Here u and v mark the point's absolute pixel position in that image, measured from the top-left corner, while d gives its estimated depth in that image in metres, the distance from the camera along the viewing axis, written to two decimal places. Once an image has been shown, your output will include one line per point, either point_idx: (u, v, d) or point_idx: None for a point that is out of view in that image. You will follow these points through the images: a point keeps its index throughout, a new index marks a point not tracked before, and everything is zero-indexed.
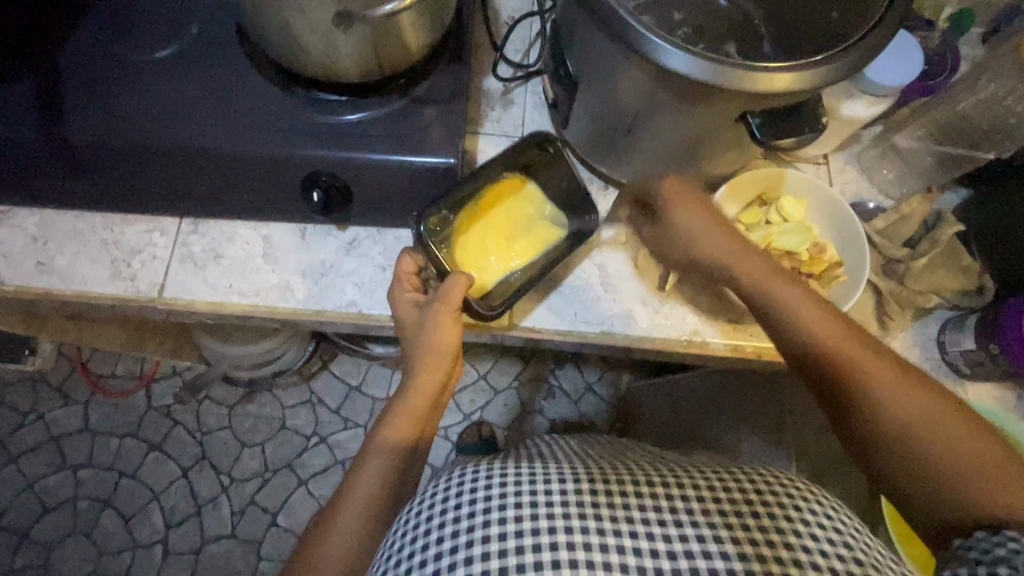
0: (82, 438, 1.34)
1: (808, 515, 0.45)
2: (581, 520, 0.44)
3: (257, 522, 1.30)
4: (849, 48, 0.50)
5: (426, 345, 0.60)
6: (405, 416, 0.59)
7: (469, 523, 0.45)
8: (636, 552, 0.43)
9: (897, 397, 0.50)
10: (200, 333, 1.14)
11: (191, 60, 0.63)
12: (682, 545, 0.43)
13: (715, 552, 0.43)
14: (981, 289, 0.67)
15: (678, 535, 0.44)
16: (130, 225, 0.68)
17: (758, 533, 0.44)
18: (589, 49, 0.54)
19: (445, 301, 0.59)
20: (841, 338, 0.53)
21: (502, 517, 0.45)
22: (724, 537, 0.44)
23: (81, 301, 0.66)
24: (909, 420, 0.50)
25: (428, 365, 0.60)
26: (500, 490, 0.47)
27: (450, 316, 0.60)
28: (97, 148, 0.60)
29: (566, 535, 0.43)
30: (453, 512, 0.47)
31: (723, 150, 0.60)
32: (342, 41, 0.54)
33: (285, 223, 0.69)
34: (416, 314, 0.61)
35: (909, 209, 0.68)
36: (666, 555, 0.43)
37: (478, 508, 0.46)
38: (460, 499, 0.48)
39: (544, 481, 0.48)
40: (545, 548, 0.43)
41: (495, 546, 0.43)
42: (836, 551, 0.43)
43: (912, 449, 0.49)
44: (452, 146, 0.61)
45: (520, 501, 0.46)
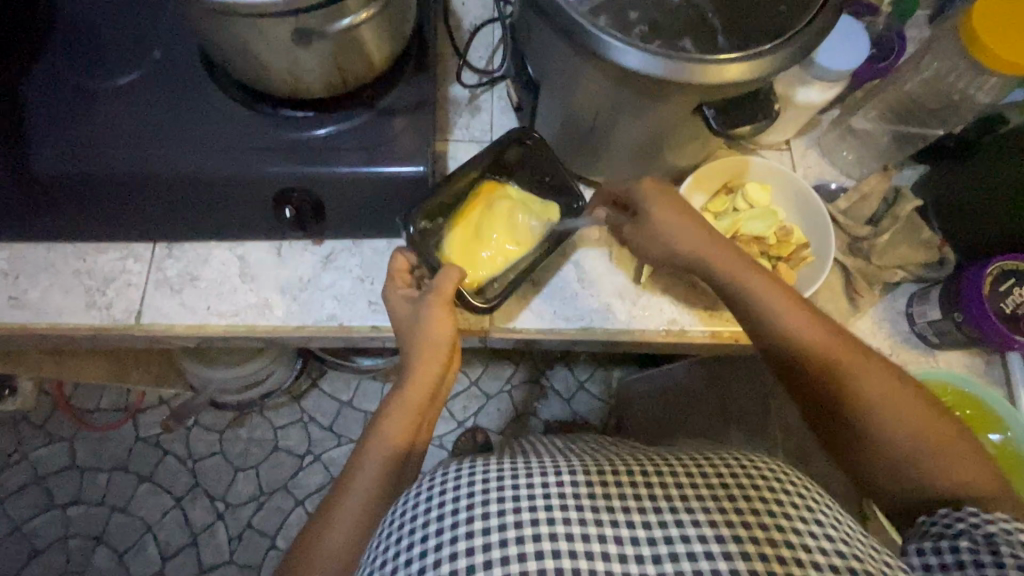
0: (70, 475, 1.31)
1: (781, 496, 0.47)
2: (563, 511, 0.45)
3: (256, 546, 1.28)
4: (794, 36, 0.52)
5: (422, 339, 0.60)
6: (400, 416, 0.59)
7: (454, 519, 0.46)
8: (618, 540, 0.44)
9: (860, 379, 0.52)
10: (184, 358, 1.13)
11: (155, 84, 0.63)
12: (661, 531, 0.44)
13: (693, 535, 0.44)
14: (941, 261, 0.69)
15: (658, 521, 0.45)
16: (103, 254, 0.68)
17: (734, 515, 0.45)
18: (547, 52, 0.56)
19: (441, 298, 0.60)
20: (812, 323, 0.55)
21: (486, 512, 0.45)
22: (702, 521, 0.45)
23: (56, 334, 0.66)
24: (876, 397, 0.51)
25: (426, 361, 0.60)
26: (483, 487, 0.48)
27: (446, 311, 0.60)
28: (65, 178, 0.60)
29: (549, 526, 0.44)
30: (437, 509, 0.47)
31: (685, 142, 0.61)
32: (304, 57, 0.54)
33: (261, 241, 0.69)
34: (411, 308, 0.61)
35: (870, 187, 0.70)
36: (646, 541, 0.44)
37: (462, 505, 0.47)
38: (445, 497, 0.48)
39: (526, 475, 0.48)
40: (529, 540, 0.43)
41: (479, 540, 0.44)
42: (808, 529, 0.44)
43: (877, 428, 0.51)
44: (421, 154, 0.62)
45: (503, 495, 0.46)
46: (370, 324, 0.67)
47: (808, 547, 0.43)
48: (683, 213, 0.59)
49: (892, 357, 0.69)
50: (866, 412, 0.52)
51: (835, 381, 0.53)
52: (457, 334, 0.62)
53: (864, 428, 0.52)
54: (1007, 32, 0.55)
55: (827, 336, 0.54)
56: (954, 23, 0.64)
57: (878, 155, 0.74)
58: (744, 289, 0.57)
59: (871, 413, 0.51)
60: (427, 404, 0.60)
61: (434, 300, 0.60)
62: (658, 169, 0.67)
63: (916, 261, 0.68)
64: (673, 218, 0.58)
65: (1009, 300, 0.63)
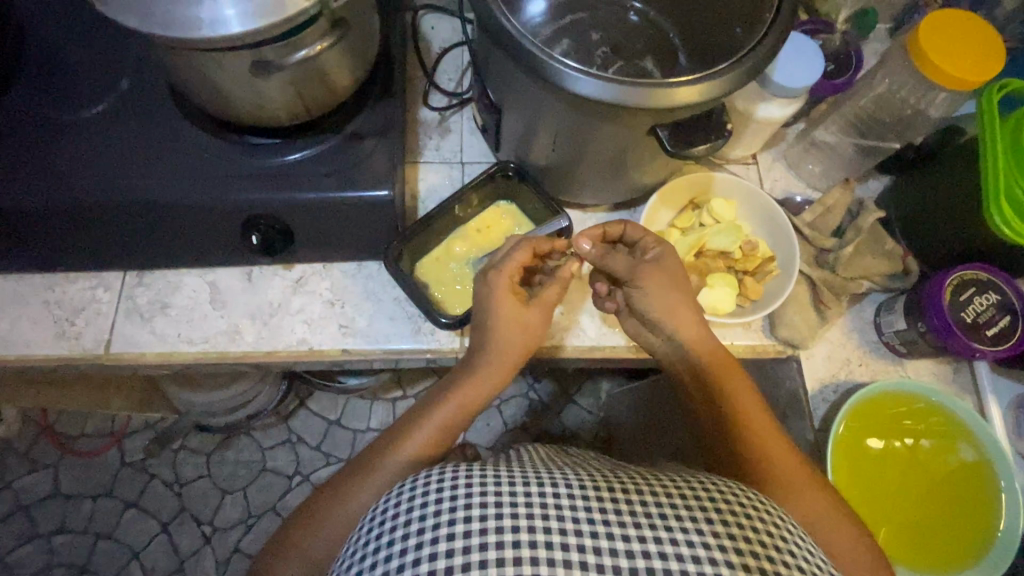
0: (53, 503, 1.30)
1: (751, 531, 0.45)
2: (529, 535, 0.44)
3: (243, 571, 1.27)
4: (743, 58, 0.53)
5: (503, 340, 0.60)
6: (437, 421, 0.58)
7: (418, 540, 0.44)
8: (596, 550, 0.43)
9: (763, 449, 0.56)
10: (166, 382, 1.13)
11: (121, 116, 0.64)
12: (640, 546, 0.43)
13: (660, 567, 0.42)
14: (906, 270, 0.69)
15: (626, 550, 0.43)
16: (74, 282, 0.68)
17: (704, 549, 0.43)
18: (504, 78, 0.57)
19: (562, 289, 0.62)
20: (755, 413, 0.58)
21: (451, 534, 0.44)
22: (670, 554, 0.43)
23: (28, 365, 0.65)
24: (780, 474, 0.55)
25: (486, 372, 0.60)
26: (469, 493, 0.47)
27: (556, 296, 0.62)
28: (33, 211, 0.60)
29: (529, 535, 0.44)
30: (419, 511, 0.47)
31: (647, 162, 0.62)
32: (265, 88, 0.55)
33: (234, 266, 0.69)
34: (516, 307, 0.60)
35: (834, 200, 0.72)
36: (624, 553, 0.43)
37: (428, 525, 0.45)
38: (430, 498, 0.47)
39: (513, 484, 0.48)
40: (508, 546, 0.43)
41: (460, 543, 0.43)
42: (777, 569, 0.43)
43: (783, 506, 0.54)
44: (387, 178, 0.63)
45: (487, 503, 0.46)
46: (341, 347, 0.68)
47: None
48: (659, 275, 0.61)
49: (861, 367, 0.69)
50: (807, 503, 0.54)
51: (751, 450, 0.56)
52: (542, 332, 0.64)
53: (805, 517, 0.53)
54: (950, 49, 0.57)
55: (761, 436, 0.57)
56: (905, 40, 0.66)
57: (841, 167, 0.75)
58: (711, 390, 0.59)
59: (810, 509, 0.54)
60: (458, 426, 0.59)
61: (557, 289, 0.62)
62: (623, 188, 0.68)
63: (881, 272, 0.69)
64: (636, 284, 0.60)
65: (970, 309, 0.64)
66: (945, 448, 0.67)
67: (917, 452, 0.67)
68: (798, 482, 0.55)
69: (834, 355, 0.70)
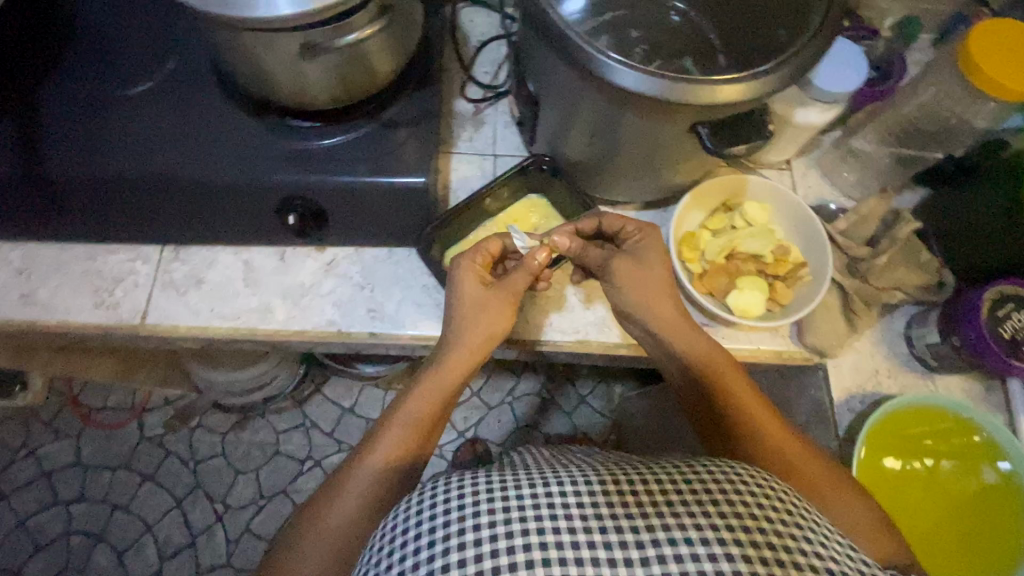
0: (74, 472, 1.33)
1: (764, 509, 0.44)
2: (540, 537, 0.42)
3: (253, 550, 1.29)
4: (789, 58, 0.52)
5: (470, 331, 0.61)
6: (407, 423, 0.58)
7: (429, 554, 0.43)
8: (607, 545, 0.42)
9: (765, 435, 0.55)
10: (189, 359, 1.15)
11: (167, 94, 0.66)
12: (649, 535, 0.42)
13: (673, 555, 0.41)
14: (942, 283, 0.68)
15: (636, 541, 0.42)
16: (114, 254, 0.70)
17: (712, 532, 0.42)
18: (546, 70, 0.57)
19: (524, 275, 0.62)
20: (752, 404, 0.57)
21: (462, 544, 0.43)
22: (680, 539, 0.42)
23: (65, 331, 0.67)
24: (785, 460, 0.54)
25: (453, 364, 0.60)
26: (475, 499, 0.46)
27: (523, 285, 0.62)
28: (79, 182, 0.62)
29: (539, 536, 0.42)
30: (428, 523, 0.45)
31: (683, 161, 0.62)
32: (310, 71, 0.56)
33: (267, 246, 0.71)
34: (475, 298, 0.61)
35: (869, 209, 0.70)
36: (634, 544, 0.42)
37: (438, 537, 0.44)
38: (437, 510, 0.46)
39: (518, 486, 0.47)
40: (520, 551, 0.42)
41: (471, 552, 0.42)
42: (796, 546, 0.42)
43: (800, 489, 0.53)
44: (422, 166, 0.63)
45: (494, 507, 0.45)
46: (368, 330, 0.69)
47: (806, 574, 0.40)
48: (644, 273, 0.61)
49: (889, 379, 0.68)
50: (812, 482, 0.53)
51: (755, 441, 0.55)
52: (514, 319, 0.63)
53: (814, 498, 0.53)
54: (1002, 58, 0.55)
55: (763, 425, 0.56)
56: (953, 49, 0.65)
57: (878, 177, 0.74)
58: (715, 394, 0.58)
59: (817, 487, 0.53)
60: (431, 420, 0.59)
61: (519, 274, 0.62)
62: (655, 186, 0.68)
63: (915, 284, 0.68)
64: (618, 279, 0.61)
65: (1009, 325, 0.62)
66: (966, 470, 0.66)
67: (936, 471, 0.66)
68: (804, 466, 0.54)
69: (862, 366, 0.69)
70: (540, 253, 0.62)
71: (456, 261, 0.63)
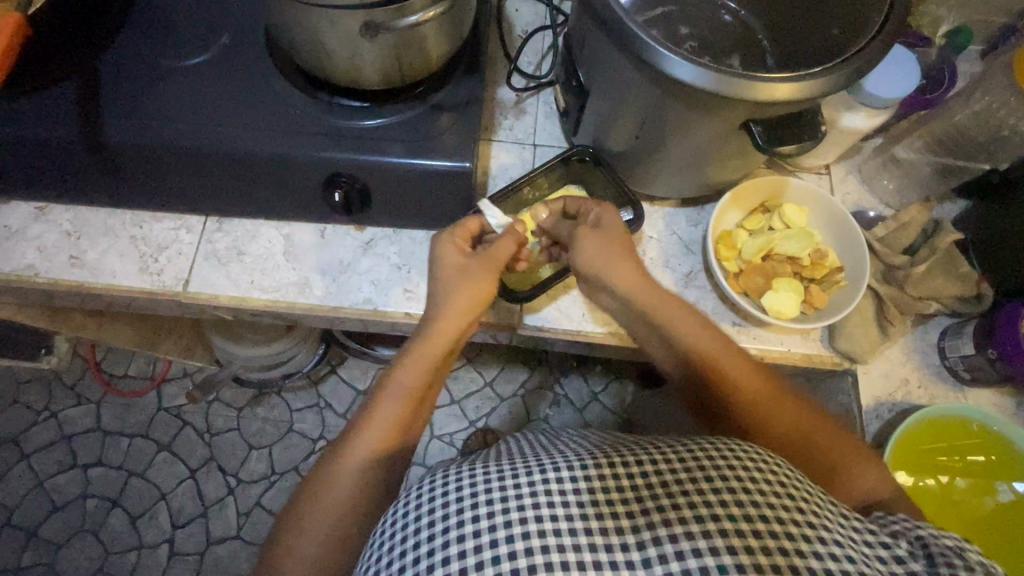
0: (94, 436, 1.36)
1: (760, 484, 0.45)
2: (537, 524, 0.43)
3: (263, 524, 1.31)
4: (846, 59, 0.52)
5: (450, 303, 0.61)
6: (394, 401, 0.58)
7: (429, 547, 0.44)
8: (603, 530, 0.43)
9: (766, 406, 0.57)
10: (214, 332, 1.17)
11: (221, 67, 0.67)
12: (644, 519, 0.43)
13: (666, 537, 0.42)
14: (980, 296, 0.68)
15: (631, 526, 0.43)
16: (158, 223, 0.71)
17: (706, 511, 0.43)
18: (599, 59, 0.57)
19: (506, 245, 0.62)
20: (751, 382, 0.58)
21: (460, 536, 0.44)
22: (675, 521, 0.43)
23: (108, 295, 0.69)
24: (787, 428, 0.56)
25: (438, 336, 0.61)
26: (473, 491, 0.47)
27: (506, 254, 0.62)
28: (132, 149, 0.63)
29: (537, 524, 0.43)
30: (428, 517, 0.47)
31: (727, 158, 0.62)
32: (366, 49, 0.57)
33: (306, 223, 0.72)
34: (453, 270, 0.61)
35: (910, 217, 0.70)
36: (630, 529, 0.43)
37: (437, 531, 0.45)
38: (436, 504, 0.48)
39: (514, 475, 0.48)
40: (518, 538, 0.43)
41: (470, 543, 0.43)
42: (793, 520, 0.42)
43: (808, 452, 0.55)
44: (467, 150, 0.64)
45: (492, 497, 0.46)
46: (403, 310, 0.70)
47: (802, 552, 0.41)
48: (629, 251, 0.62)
49: (918, 389, 0.68)
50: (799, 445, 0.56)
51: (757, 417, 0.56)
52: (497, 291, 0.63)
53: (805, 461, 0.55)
54: None
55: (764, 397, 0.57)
56: (1008, 60, 0.64)
57: (918, 186, 0.74)
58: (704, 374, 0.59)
59: (805, 445, 0.56)
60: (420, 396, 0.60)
61: (501, 245, 0.62)
62: (695, 182, 0.68)
63: (952, 295, 0.68)
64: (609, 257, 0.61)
65: None
66: (984, 489, 0.66)
67: (953, 491, 0.66)
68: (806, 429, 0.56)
69: (892, 373, 0.68)
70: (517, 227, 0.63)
71: (434, 241, 0.64)
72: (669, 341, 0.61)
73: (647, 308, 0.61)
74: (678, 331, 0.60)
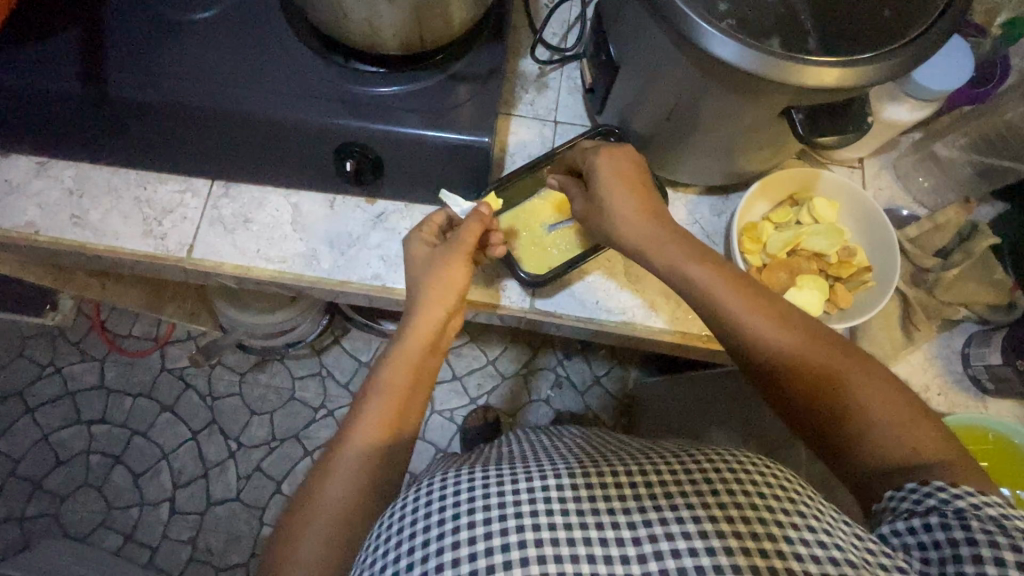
0: (99, 394, 1.37)
1: (771, 500, 0.43)
2: (535, 533, 0.42)
3: (262, 488, 1.32)
4: (902, 46, 0.48)
5: (428, 282, 0.60)
6: (382, 395, 0.56)
7: (423, 553, 0.43)
8: (603, 540, 0.42)
9: (798, 358, 0.51)
10: (219, 298, 1.15)
11: (232, 23, 0.63)
12: (646, 530, 0.42)
13: (667, 551, 0.41)
14: (1012, 304, 0.65)
15: (632, 537, 0.42)
16: (163, 184, 0.69)
17: (709, 525, 0.42)
18: (633, 33, 0.54)
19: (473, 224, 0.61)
20: (786, 339, 0.52)
21: (455, 542, 0.42)
22: (676, 535, 0.42)
23: (110, 256, 0.67)
24: (824, 380, 0.50)
25: (420, 319, 0.59)
26: (469, 496, 0.45)
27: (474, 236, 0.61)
28: (137, 105, 0.60)
29: (533, 533, 0.42)
30: (422, 521, 0.45)
31: (761, 146, 0.59)
32: (386, 10, 0.53)
33: (314, 192, 0.69)
34: (426, 255, 0.61)
35: (945, 219, 0.67)
36: (631, 541, 0.42)
37: (432, 536, 0.44)
38: (428, 509, 0.46)
39: (511, 482, 0.46)
40: (514, 548, 0.42)
41: (465, 550, 0.42)
42: (802, 538, 0.41)
43: (857, 412, 0.49)
44: (487, 124, 0.61)
45: (487, 503, 0.44)
46: None
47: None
48: (643, 203, 0.58)
49: (938, 397, 0.66)
50: (842, 395, 0.50)
51: (791, 376, 0.51)
52: (469, 270, 0.62)
53: (844, 411, 0.49)
54: None
55: (803, 349, 0.52)
56: None
57: (957, 186, 0.70)
58: (723, 327, 0.54)
59: (856, 411, 0.49)
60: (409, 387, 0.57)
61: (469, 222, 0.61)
62: (724, 171, 0.65)
63: (983, 302, 0.65)
64: (614, 215, 0.58)
65: None
66: None
67: None
68: (853, 390, 0.50)
69: (912, 379, 0.66)
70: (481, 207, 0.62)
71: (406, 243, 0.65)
72: (690, 295, 0.56)
73: (665, 269, 0.57)
74: (696, 274, 0.55)
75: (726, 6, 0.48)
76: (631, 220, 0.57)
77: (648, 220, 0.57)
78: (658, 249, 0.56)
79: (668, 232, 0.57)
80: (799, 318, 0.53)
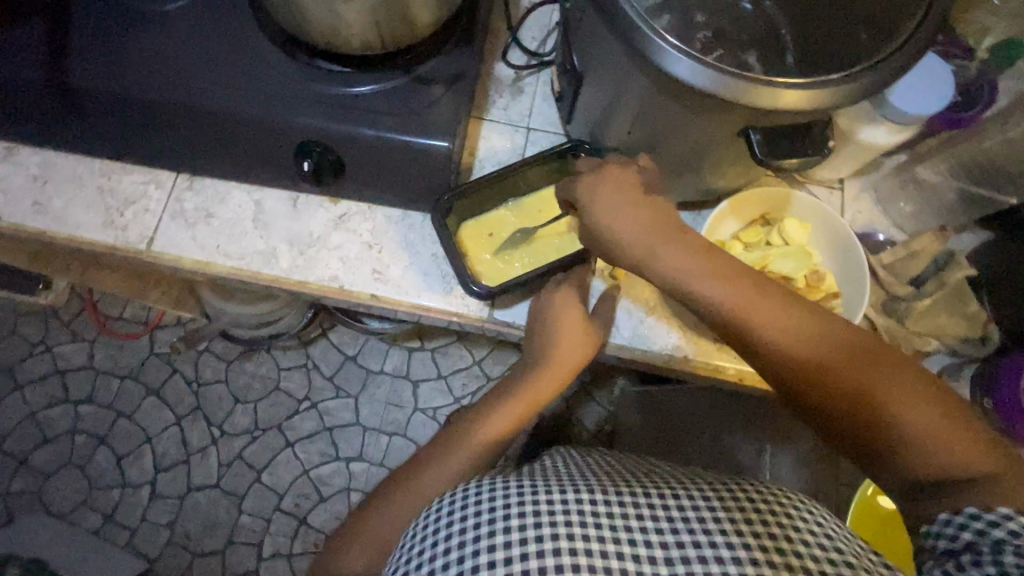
0: (85, 375, 1.38)
1: (793, 511, 0.44)
2: (559, 539, 0.42)
3: (242, 476, 1.32)
4: (868, 68, 0.46)
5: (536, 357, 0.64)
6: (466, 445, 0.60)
7: (452, 562, 0.43)
8: (631, 542, 0.43)
9: (817, 366, 0.45)
10: (202, 287, 1.16)
11: (199, 14, 0.62)
12: (671, 535, 0.43)
13: (692, 553, 0.42)
14: (985, 338, 0.64)
15: (659, 541, 0.43)
16: (128, 175, 0.68)
17: (733, 531, 0.43)
18: (594, 45, 0.53)
19: (584, 343, 0.64)
20: (806, 345, 0.46)
21: (482, 550, 0.43)
22: (702, 539, 0.43)
23: (74, 245, 0.67)
24: (849, 388, 0.44)
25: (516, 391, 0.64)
26: (491, 503, 0.46)
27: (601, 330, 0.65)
28: (99, 94, 0.60)
29: (555, 541, 0.42)
30: (445, 531, 0.45)
31: (726, 163, 0.57)
32: (344, 10, 0.52)
33: (278, 189, 0.69)
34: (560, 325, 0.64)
35: (921, 246, 0.65)
36: (658, 545, 0.43)
37: (457, 545, 0.44)
38: (452, 519, 0.46)
39: (518, 494, 0.46)
40: (533, 556, 0.42)
41: (480, 558, 0.42)
42: (823, 548, 0.41)
43: (892, 421, 0.43)
44: (450, 130, 0.60)
45: (509, 511, 0.45)
46: (370, 292, 0.67)
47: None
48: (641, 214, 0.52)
49: None
50: (873, 402, 0.44)
51: (814, 381, 0.45)
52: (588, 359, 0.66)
53: (875, 419, 0.44)
54: None
55: (822, 352, 0.45)
56: None
57: (938, 212, 0.68)
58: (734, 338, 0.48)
59: (893, 419, 0.43)
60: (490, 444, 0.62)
61: (577, 332, 0.64)
62: (691, 187, 0.63)
63: (954, 334, 0.64)
64: (613, 229, 0.52)
65: None
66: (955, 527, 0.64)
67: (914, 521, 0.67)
68: (886, 393, 0.44)
69: None
70: (539, 297, 0.65)
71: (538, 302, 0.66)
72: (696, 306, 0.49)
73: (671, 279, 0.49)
74: (704, 286, 0.48)
75: (704, 16, 0.47)
76: (631, 229, 0.51)
77: (654, 230, 0.50)
78: (679, 257, 0.49)
79: (676, 235, 0.50)
80: (815, 314, 0.46)
